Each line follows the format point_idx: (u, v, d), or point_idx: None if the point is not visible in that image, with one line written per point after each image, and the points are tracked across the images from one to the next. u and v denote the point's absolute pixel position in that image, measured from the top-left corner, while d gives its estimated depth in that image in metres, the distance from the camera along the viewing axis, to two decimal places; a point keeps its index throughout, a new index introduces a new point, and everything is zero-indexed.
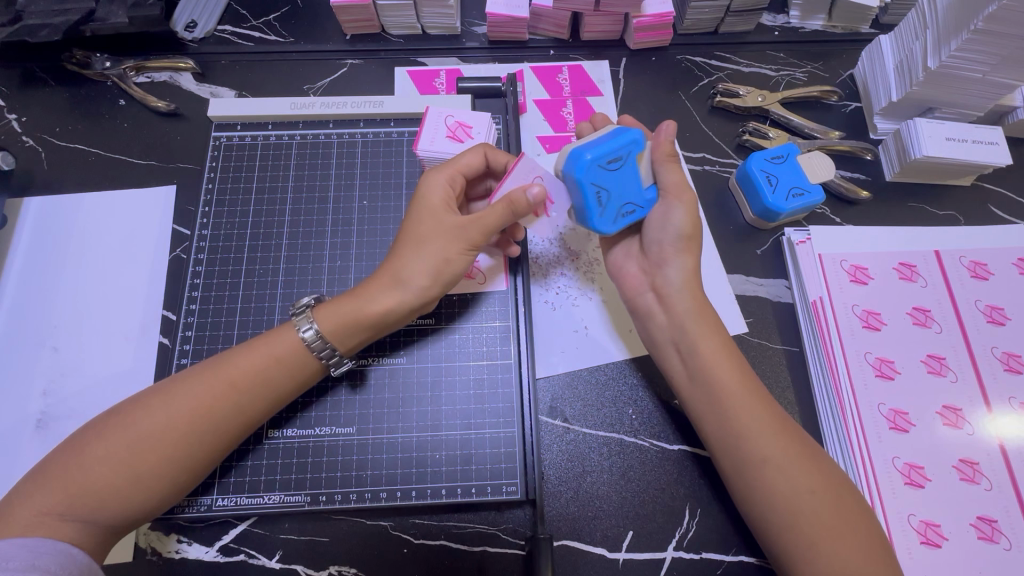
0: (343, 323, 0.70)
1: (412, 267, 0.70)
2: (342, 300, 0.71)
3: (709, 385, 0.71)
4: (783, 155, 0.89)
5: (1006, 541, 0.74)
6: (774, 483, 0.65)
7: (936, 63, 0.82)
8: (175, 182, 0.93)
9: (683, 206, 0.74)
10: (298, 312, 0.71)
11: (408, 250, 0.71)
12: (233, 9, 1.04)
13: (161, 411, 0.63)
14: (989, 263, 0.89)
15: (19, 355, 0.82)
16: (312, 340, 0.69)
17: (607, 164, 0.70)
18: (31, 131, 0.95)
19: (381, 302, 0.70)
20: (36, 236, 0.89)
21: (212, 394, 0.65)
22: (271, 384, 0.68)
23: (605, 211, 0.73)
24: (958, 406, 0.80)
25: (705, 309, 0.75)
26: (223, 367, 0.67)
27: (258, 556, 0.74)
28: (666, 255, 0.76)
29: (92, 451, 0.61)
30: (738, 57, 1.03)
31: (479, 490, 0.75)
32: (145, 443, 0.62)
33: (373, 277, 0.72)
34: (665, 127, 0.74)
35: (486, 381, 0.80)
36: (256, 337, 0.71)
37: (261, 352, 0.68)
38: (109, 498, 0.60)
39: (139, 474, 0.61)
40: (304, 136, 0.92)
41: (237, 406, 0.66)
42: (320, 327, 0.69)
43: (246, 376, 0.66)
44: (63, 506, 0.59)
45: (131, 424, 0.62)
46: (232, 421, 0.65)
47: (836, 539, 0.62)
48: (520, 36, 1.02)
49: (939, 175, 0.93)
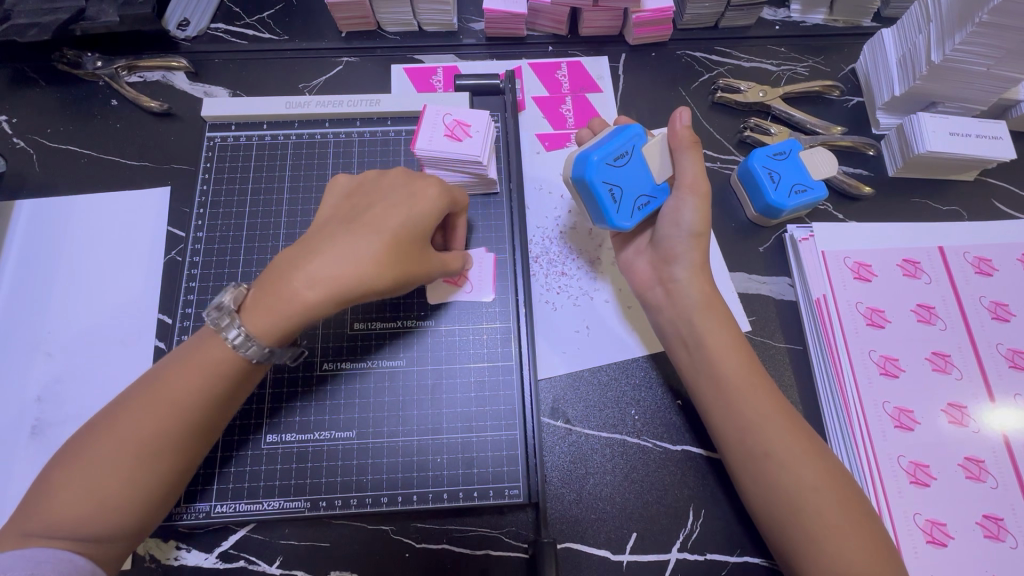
0: (275, 324, 0.63)
1: (347, 272, 0.63)
2: (265, 301, 0.63)
3: (715, 380, 0.70)
4: (785, 151, 0.87)
5: (1012, 539, 0.74)
6: (780, 479, 0.64)
7: (939, 57, 0.80)
8: (169, 183, 0.91)
9: (695, 203, 0.72)
10: (218, 317, 0.63)
11: (344, 261, 0.63)
12: (226, 6, 1.02)
13: (105, 446, 0.59)
14: (993, 259, 0.88)
15: (11, 360, 0.81)
16: (238, 340, 0.63)
17: (614, 161, 0.73)
18: (21, 133, 0.94)
19: (316, 299, 0.62)
20: (29, 239, 0.87)
21: (155, 417, 0.61)
22: (216, 394, 0.63)
23: (622, 207, 0.74)
24: (963, 403, 0.80)
25: (717, 303, 0.74)
26: (160, 388, 0.62)
27: (258, 562, 0.73)
28: (674, 252, 0.75)
29: (59, 483, 0.58)
30: (738, 51, 1.02)
31: (481, 494, 0.74)
32: (96, 480, 0.58)
33: (298, 273, 0.63)
34: (680, 113, 0.74)
35: (487, 384, 0.79)
36: (186, 348, 0.65)
37: (198, 366, 0.63)
38: (84, 526, 0.58)
39: (105, 506, 0.58)
40: (300, 136, 0.90)
41: (183, 424, 0.62)
42: (249, 331, 0.63)
43: (186, 392, 0.62)
44: (45, 526, 0.57)
45: (82, 461, 0.59)
46: (183, 440, 0.62)
47: (842, 538, 0.61)
48: (518, 32, 1.00)
49: (941, 170, 0.92)
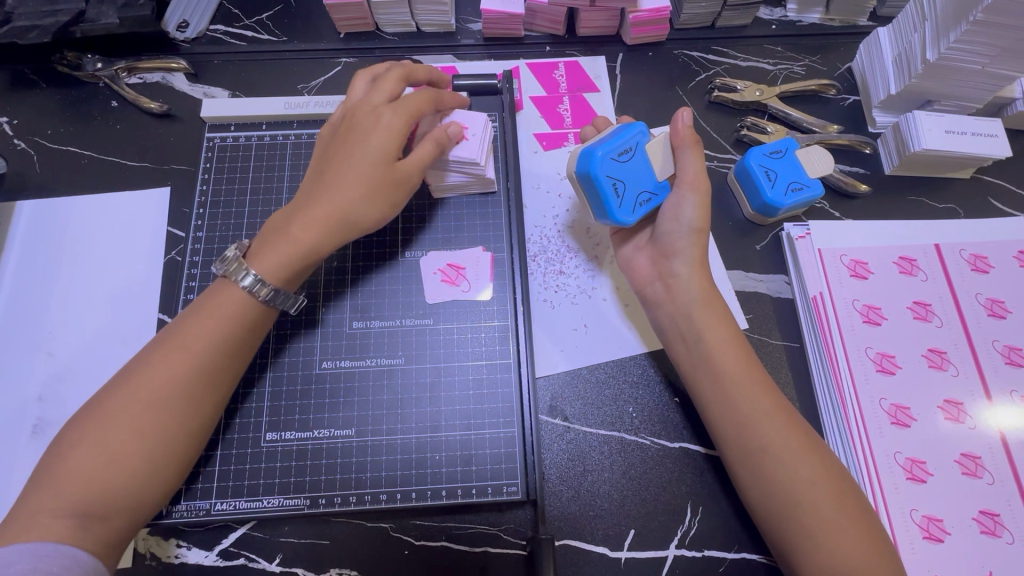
0: (282, 266, 0.69)
1: (348, 199, 0.70)
2: (273, 245, 0.69)
3: (713, 374, 0.70)
4: (781, 150, 0.88)
5: (1008, 535, 0.74)
6: (777, 472, 0.65)
7: (935, 55, 0.81)
8: (168, 184, 0.92)
9: (696, 199, 0.74)
10: (228, 266, 0.69)
11: (349, 194, 0.70)
12: (225, 7, 1.03)
13: (124, 394, 0.63)
14: (989, 256, 0.88)
15: (13, 359, 0.81)
16: (253, 287, 0.68)
17: (617, 156, 0.74)
18: (22, 134, 0.94)
19: (314, 239, 0.69)
20: (29, 239, 0.88)
21: (171, 363, 0.64)
22: (230, 342, 0.67)
23: (625, 202, 0.74)
24: (960, 400, 0.80)
25: (715, 299, 0.74)
26: (177, 340, 0.66)
27: (258, 560, 0.73)
28: (675, 246, 0.75)
29: (77, 448, 0.60)
30: (735, 51, 1.03)
31: (480, 491, 0.74)
32: (117, 428, 0.61)
33: (305, 215, 0.70)
34: (681, 113, 0.76)
35: (486, 381, 0.79)
36: (200, 300, 0.69)
37: (211, 317, 0.67)
38: (100, 489, 0.59)
39: (122, 459, 0.60)
40: (299, 136, 0.91)
41: (198, 372, 0.65)
42: (258, 275, 0.68)
43: (201, 344, 0.65)
44: (53, 501, 0.58)
45: (104, 414, 0.62)
46: (198, 387, 0.65)
47: (838, 532, 0.62)
48: (516, 32, 1.01)
49: (938, 168, 0.93)
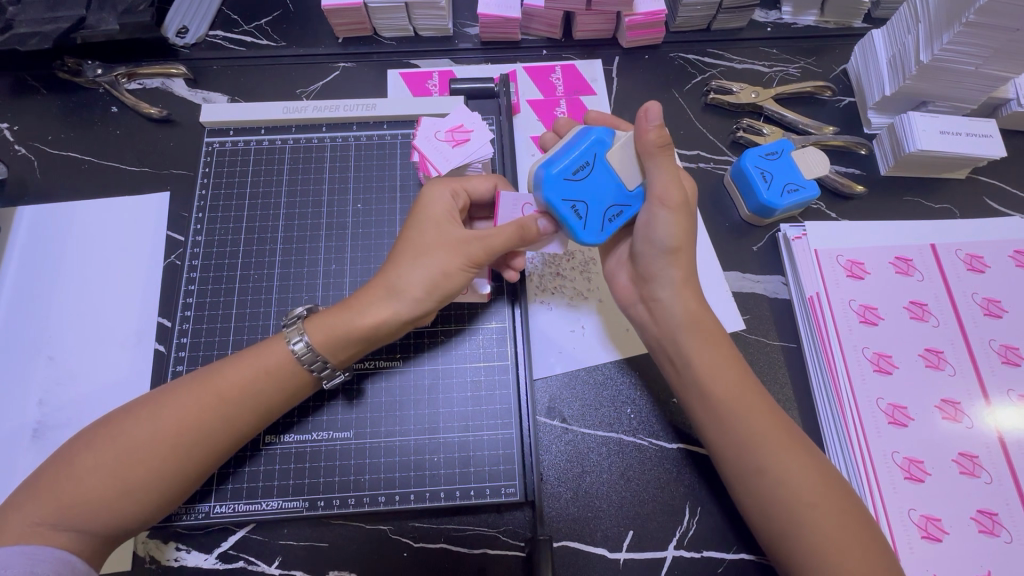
0: (333, 334, 0.68)
1: (406, 277, 0.68)
2: (332, 311, 0.69)
3: (710, 399, 0.70)
4: (777, 151, 0.88)
5: (1007, 534, 0.74)
6: (778, 493, 0.64)
7: (928, 57, 0.82)
8: (169, 188, 0.93)
9: (671, 216, 0.68)
10: (290, 323, 0.70)
11: (407, 264, 0.69)
12: (225, 13, 1.03)
13: (142, 423, 0.63)
14: (985, 256, 0.88)
15: (14, 364, 0.82)
16: (302, 352, 0.68)
17: (573, 176, 0.69)
18: (23, 139, 0.95)
19: (368, 316, 0.68)
20: (31, 244, 0.88)
21: (201, 406, 0.64)
22: (260, 396, 0.67)
23: (589, 221, 0.70)
24: (957, 400, 0.80)
25: (700, 322, 0.72)
26: (210, 380, 0.66)
27: (257, 562, 0.74)
28: (652, 271, 0.73)
29: (81, 463, 0.61)
30: (731, 54, 1.03)
31: (478, 493, 0.75)
32: (134, 456, 0.61)
33: (366, 288, 0.70)
34: (648, 111, 0.64)
35: (484, 383, 0.80)
36: (249, 347, 0.70)
37: (249, 365, 0.67)
38: (103, 508, 0.60)
39: (130, 486, 0.61)
40: (298, 140, 0.91)
41: (228, 420, 0.65)
42: (309, 338, 0.68)
43: (233, 390, 0.66)
44: (56, 516, 0.59)
45: (120, 435, 0.62)
46: (220, 437, 0.65)
47: (843, 550, 0.61)
48: (513, 36, 1.01)
49: (933, 169, 0.93)
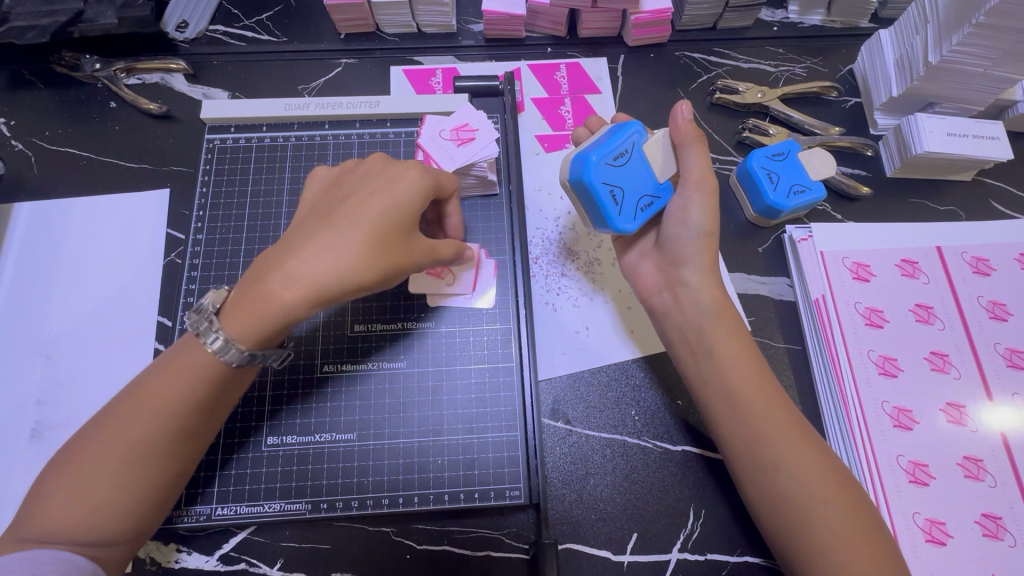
0: (252, 322, 0.59)
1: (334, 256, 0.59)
2: (245, 300, 0.59)
3: (724, 394, 0.69)
4: (784, 151, 0.87)
5: (1010, 538, 0.74)
6: (788, 494, 0.64)
7: (937, 58, 0.81)
8: (169, 186, 0.91)
9: (702, 199, 0.72)
10: (202, 320, 0.61)
11: (335, 242, 0.59)
12: (224, 8, 1.02)
13: (93, 448, 0.58)
14: (991, 259, 0.88)
15: (10, 363, 0.81)
16: (221, 350, 0.60)
17: (614, 161, 0.72)
18: (20, 135, 0.93)
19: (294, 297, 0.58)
20: (28, 240, 0.87)
21: (139, 422, 0.59)
22: (202, 402, 0.61)
23: (624, 208, 0.73)
24: (962, 403, 0.80)
25: (724, 313, 0.72)
26: (143, 396, 0.60)
27: (259, 564, 0.73)
28: (683, 254, 0.74)
29: (57, 490, 0.57)
30: (736, 52, 1.03)
31: (481, 495, 0.74)
32: (101, 476, 0.57)
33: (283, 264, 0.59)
34: (681, 107, 0.73)
35: (487, 385, 0.79)
36: (169, 354, 0.63)
37: (181, 374, 0.60)
38: (91, 523, 0.57)
39: (109, 502, 0.57)
40: (300, 138, 0.90)
41: (167, 431, 0.60)
42: (229, 337, 0.60)
43: (171, 398, 0.60)
44: (47, 534, 0.56)
45: (83, 459, 0.58)
46: (174, 445, 0.60)
47: (850, 554, 0.61)
48: (518, 33, 1.00)
49: (938, 170, 0.93)
